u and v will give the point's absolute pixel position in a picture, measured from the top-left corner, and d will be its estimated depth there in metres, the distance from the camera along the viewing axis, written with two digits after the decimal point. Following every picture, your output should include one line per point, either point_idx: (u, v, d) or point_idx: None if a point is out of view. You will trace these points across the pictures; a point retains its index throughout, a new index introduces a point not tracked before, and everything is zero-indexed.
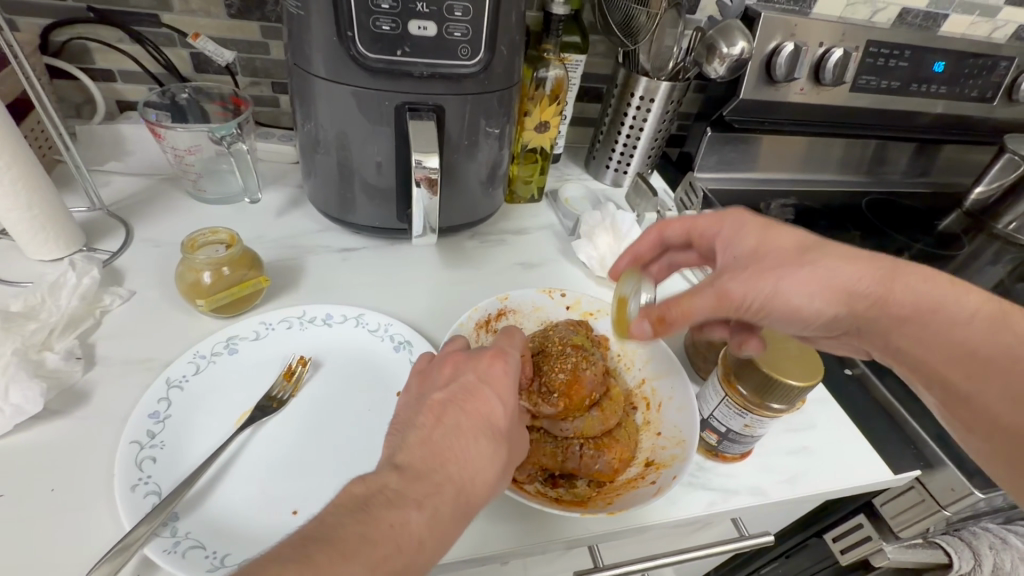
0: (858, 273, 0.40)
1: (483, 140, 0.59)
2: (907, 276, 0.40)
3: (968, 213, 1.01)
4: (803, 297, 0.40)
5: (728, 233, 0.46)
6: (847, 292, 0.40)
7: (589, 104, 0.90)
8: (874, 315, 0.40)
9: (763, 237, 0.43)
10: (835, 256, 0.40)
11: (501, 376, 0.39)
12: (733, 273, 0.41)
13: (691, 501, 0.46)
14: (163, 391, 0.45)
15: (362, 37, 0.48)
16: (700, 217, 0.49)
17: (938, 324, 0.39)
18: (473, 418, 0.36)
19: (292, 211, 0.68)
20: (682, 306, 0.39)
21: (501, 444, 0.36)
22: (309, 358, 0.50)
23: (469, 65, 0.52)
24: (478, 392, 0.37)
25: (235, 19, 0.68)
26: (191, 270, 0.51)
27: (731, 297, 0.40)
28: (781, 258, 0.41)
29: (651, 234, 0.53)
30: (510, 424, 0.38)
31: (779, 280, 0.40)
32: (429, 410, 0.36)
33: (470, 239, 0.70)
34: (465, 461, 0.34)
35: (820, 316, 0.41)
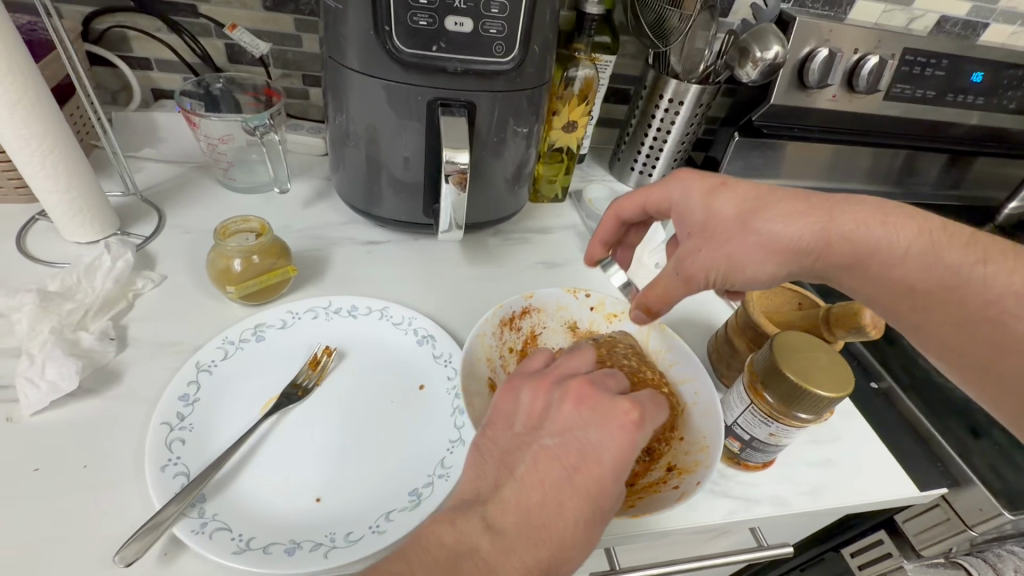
0: (797, 229, 0.40)
1: (511, 138, 0.59)
2: (843, 219, 0.39)
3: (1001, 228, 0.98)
4: (756, 263, 0.41)
5: (676, 195, 0.45)
6: (791, 247, 0.40)
7: (615, 105, 0.90)
8: (816, 265, 0.41)
9: (707, 204, 0.43)
10: (777, 214, 0.40)
11: (623, 447, 0.34)
12: (688, 249, 0.43)
13: (711, 508, 0.46)
14: (192, 374, 0.46)
15: (398, 32, 0.49)
16: (650, 189, 0.48)
17: (876, 262, 0.40)
18: (579, 494, 0.33)
19: (320, 202, 0.69)
20: (658, 293, 0.45)
21: (599, 525, 0.34)
22: (334, 348, 0.51)
23: (503, 62, 0.52)
24: (593, 462, 0.34)
25: (270, 11, 0.69)
26: (222, 256, 0.52)
27: (692, 276, 0.43)
28: (724, 226, 0.42)
29: (608, 220, 0.53)
30: (616, 501, 0.34)
31: (730, 254, 0.41)
32: (534, 466, 0.34)
33: (493, 236, 0.71)
34: (558, 543, 0.32)
35: (771, 279, 0.42)
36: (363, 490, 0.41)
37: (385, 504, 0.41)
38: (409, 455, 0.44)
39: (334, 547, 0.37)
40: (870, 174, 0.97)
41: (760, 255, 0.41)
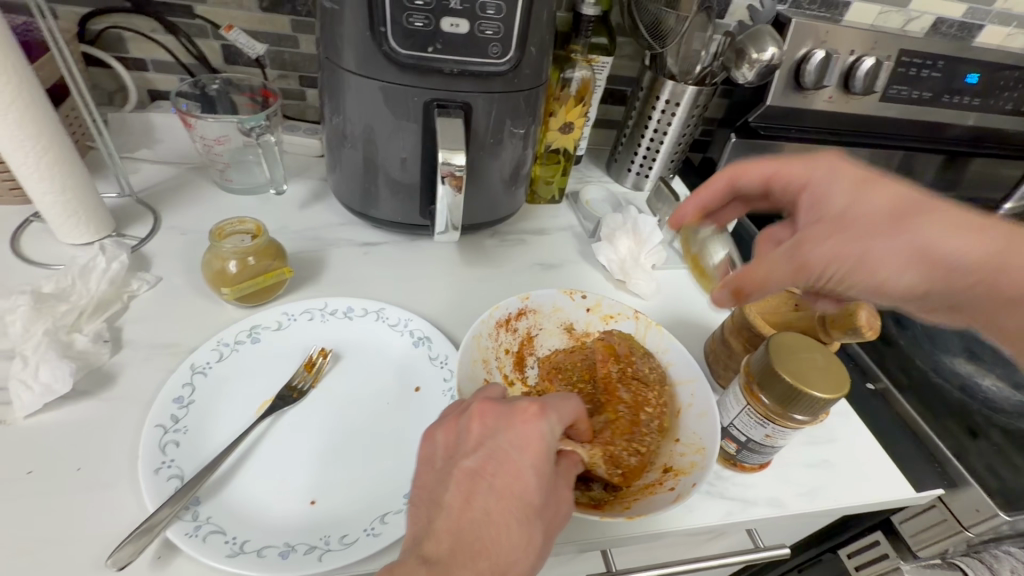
0: (965, 245, 0.37)
1: (508, 139, 0.59)
2: (1017, 251, 0.37)
3: None
4: (896, 264, 0.38)
5: (820, 180, 0.44)
6: (949, 263, 0.37)
7: (612, 106, 0.90)
8: (966, 290, 0.38)
9: (859, 195, 0.40)
10: (935, 222, 0.38)
11: (534, 442, 0.35)
12: (818, 235, 0.39)
13: (708, 510, 0.46)
14: (187, 376, 0.46)
15: (394, 33, 0.48)
16: (786, 165, 0.47)
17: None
18: (508, 500, 0.33)
19: (316, 203, 0.69)
20: (755, 279, 0.41)
21: (535, 524, 0.34)
22: (329, 350, 0.51)
23: (499, 63, 0.52)
24: (509, 460, 0.34)
25: (266, 12, 0.69)
26: (218, 258, 0.52)
27: (812, 261, 0.39)
28: (876, 220, 0.38)
29: (720, 179, 0.52)
30: (547, 493, 0.35)
31: (870, 249, 0.38)
32: (457, 486, 0.34)
33: (491, 237, 0.71)
34: (497, 553, 0.32)
35: (902, 288, 0.39)
36: (359, 493, 0.41)
37: (380, 507, 0.40)
38: (405, 458, 0.44)
39: (330, 550, 0.37)
40: (867, 175, 0.98)
41: (902, 258, 0.38)
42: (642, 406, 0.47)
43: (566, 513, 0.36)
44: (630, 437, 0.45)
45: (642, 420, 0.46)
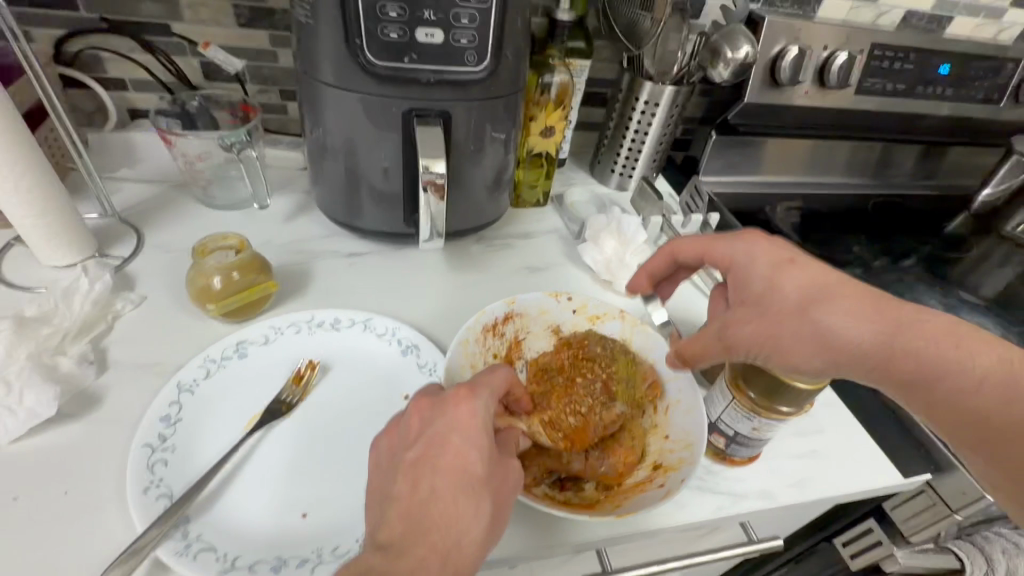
0: (859, 329, 0.38)
1: (488, 145, 0.60)
2: (909, 324, 0.38)
3: (976, 216, 1.00)
4: (801, 350, 0.40)
5: (741, 258, 0.45)
6: (846, 344, 0.38)
7: (593, 109, 0.91)
8: (871, 372, 0.39)
9: (769, 283, 0.42)
10: (841, 310, 0.39)
11: (467, 420, 0.37)
12: (737, 321, 0.43)
13: (700, 505, 0.46)
14: (174, 395, 0.46)
15: (370, 45, 0.49)
16: (713, 239, 0.48)
17: (934, 374, 0.37)
18: (451, 479, 0.35)
19: (301, 216, 0.69)
20: (694, 348, 0.45)
21: (483, 492, 0.35)
22: (317, 362, 0.51)
23: (475, 71, 0.52)
24: (447, 441, 0.36)
25: (244, 28, 0.70)
26: (201, 275, 0.52)
27: (733, 343, 0.42)
28: (782, 312, 0.41)
29: (662, 254, 0.53)
30: (490, 465, 0.36)
31: (780, 338, 0.40)
32: (401, 477, 0.35)
33: (476, 243, 0.71)
34: (449, 528, 0.33)
35: (813, 371, 0.40)
36: (349, 506, 0.41)
37: None
38: None
39: (322, 562, 0.37)
40: (849, 167, 1.01)
41: (809, 345, 0.39)
42: (581, 372, 0.50)
43: (515, 482, 0.38)
44: (568, 401, 0.47)
45: (580, 385, 0.49)
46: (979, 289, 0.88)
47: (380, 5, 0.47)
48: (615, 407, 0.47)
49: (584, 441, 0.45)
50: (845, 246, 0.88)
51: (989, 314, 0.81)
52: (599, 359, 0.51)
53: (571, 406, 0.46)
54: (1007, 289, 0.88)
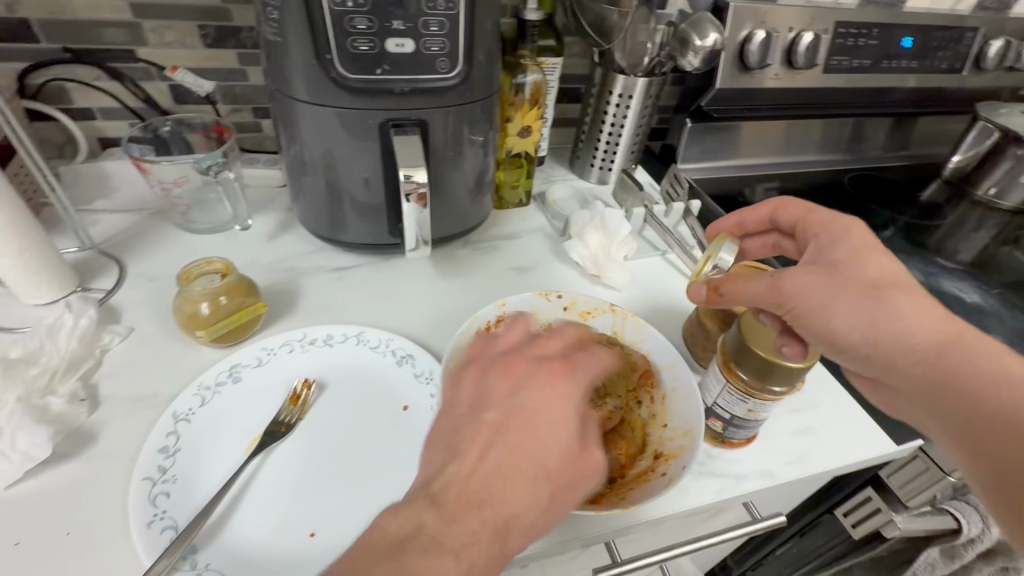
0: (918, 324, 0.39)
1: (468, 148, 0.60)
2: (968, 345, 0.39)
3: (948, 181, 1.04)
4: (846, 323, 0.40)
5: (839, 230, 0.45)
6: (897, 337, 0.40)
7: (568, 105, 0.91)
8: (913, 366, 0.39)
9: (853, 252, 0.42)
10: (907, 303, 0.40)
11: (556, 406, 0.39)
12: (800, 270, 0.42)
13: (703, 490, 0.47)
14: (170, 425, 0.45)
15: (341, 59, 0.49)
16: (819, 210, 0.49)
17: (976, 386, 0.38)
18: (524, 446, 0.37)
19: (285, 234, 0.68)
20: (734, 286, 0.45)
21: (544, 488, 0.36)
22: (313, 380, 0.50)
23: (448, 77, 0.52)
24: (534, 422, 0.38)
25: (211, 48, 0.69)
26: (188, 302, 0.51)
27: (781, 290, 0.42)
28: (855, 282, 0.40)
29: (764, 208, 0.54)
30: (565, 462, 0.37)
31: (829, 303, 0.40)
32: (480, 438, 0.37)
33: (463, 247, 0.71)
34: (512, 502, 0.35)
35: (850, 347, 0.41)
36: (357, 521, 0.41)
37: None
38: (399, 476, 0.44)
39: None
40: (823, 144, 1.03)
41: (858, 317, 0.40)
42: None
43: (590, 482, 0.38)
44: None
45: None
46: (959, 252, 0.90)
47: (348, 18, 0.47)
48: (608, 403, 0.48)
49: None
50: None
51: (969, 277, 0.83)
52: None
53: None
54: (983, 252, 0.90)
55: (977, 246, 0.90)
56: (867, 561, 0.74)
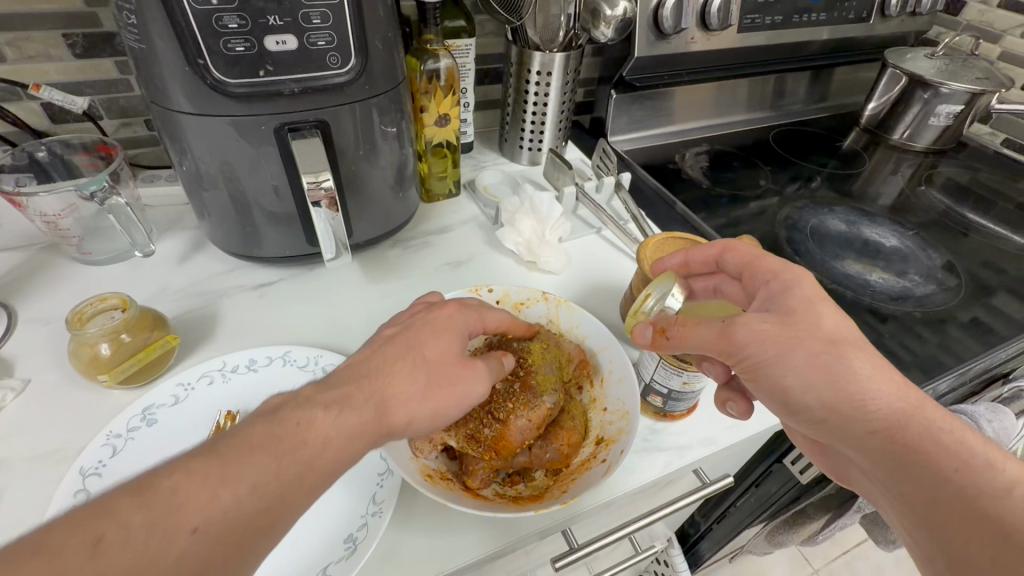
0: (879, 389, 0.36)
1: (381, 143, 0.57)
2: (931, 416, 0.35)
3: (866, 129, 1.08)
4: (798, 380, 0.37)
5: (788, 278, 0.42)
6: (857, 404, 0.36)
7: (491, 86, 0.88)
8: (869, 434, 0.35)
9: (809, 304, 0.39)
10: (865, 361, 0.37)
11: (442, 320, 0.42)
12: (752, 318, 0.39)
13: (649, 465, 0.47)
14: (78, 483, 0.41)
15: (217, 64, 0.44)
16: (769, 256, 0.46)
17: (935, 466, 0.34)
18: (410, 343, 0.39)
19: (196, 254, 0.64)
20: (685, 327, 0.41)
21: (421, 373, 0.38)
22: (237, 412, 0.47)
23: (343, 72, 0.49)
24: (422, 330, 0.40)
25: (83, 59, 0.62)
26: (85, 345, 0.47)
27: (734, 339, 0.39)
28: (812, 335, 0.38)
29: (713, 247, 0.50)
30: (444, 359, 0.39)
31: (781, 354, 0.38)
32: (374, 340, 0.40)
33: (393, 247, 0.68)
34: (390, 394, 0.36)
35: (803, 408, 0.38)
36: (295, 554, 0.39)
37: (321, 559, 0.39)
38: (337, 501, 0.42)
39: None
40: (748, 103, 1.04)
41: (814, 375, 0.37)
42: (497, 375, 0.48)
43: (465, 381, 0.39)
44: (485, 408, 0.45)
45: (496, 387, 0.46)
46: (880, 197, 0.94)
47: (216, 17, 0.42)
48: (545, 399, 0.46)
49: (507, 447, 0.43)
50: (754, 181, 0.91)
51: (889, 220, 0.87)
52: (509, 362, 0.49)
53: (490, 414, 0.45)
54: (900, 194, 0.94)
55: (894, 189, 0.95)
56: (816, 501, 0.78)
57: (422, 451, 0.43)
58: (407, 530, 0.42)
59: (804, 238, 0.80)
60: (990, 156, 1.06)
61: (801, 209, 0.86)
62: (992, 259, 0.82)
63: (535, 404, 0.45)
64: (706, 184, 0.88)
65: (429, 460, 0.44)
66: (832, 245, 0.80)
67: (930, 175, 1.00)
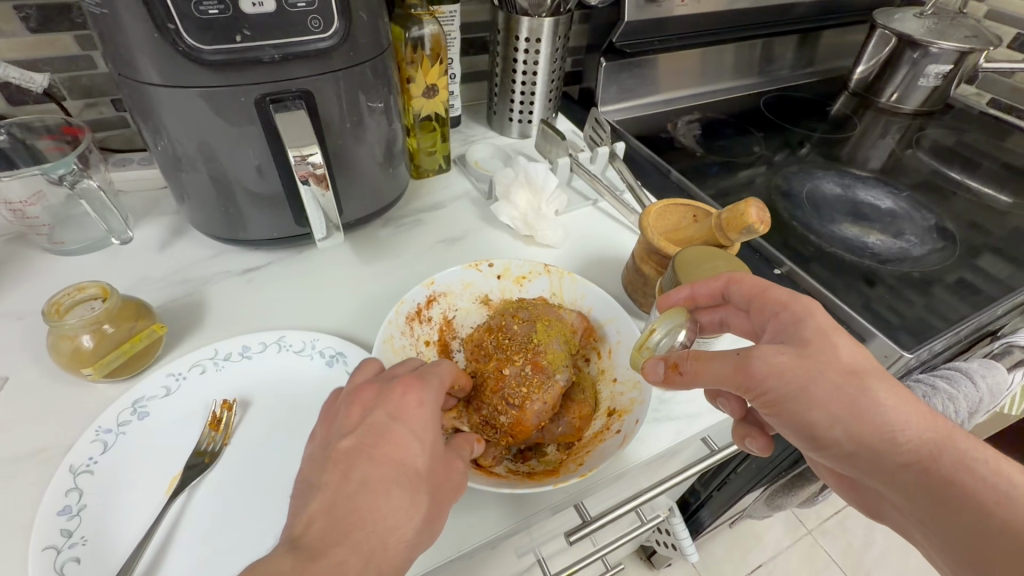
0: (907, 419, 0.33)
1: (368, 116, 0.54)
2: (963, 446, 0.32)
3: (854, 93, 1.07)
4: (824, 414, 0.34)
5: (799, 309, 0.39)
6: (887, 437, 0.33)
7: (476, 57, 0.85)
8: (900, 468, 0.33)
9: (823, 336, 0.36)
10: (888, 391, 0.34)
11: (413, 410, 0.36)
12: (769, 349, 0.36)
13: (660, 435, 0.47)
14: (69, 482, 0.39)
15: (189, 28, 0.41)
16: (778, 287, 0.41)
17: (975, 501, 0.31)
18: (386, 464, 0.33)
19: (178, 240, 0.61)
20: (699, 363, 0.38)
21: (418, 492, 0.33)
22: (234, 400, 0.45)
23: (326, 38, 0.45)
24: (391, 432, 0.34)
25: (39, 34, 0.58)
26: (65, 337, 0.44)
27: (751, 372, 0.35)
28: (833, 366, 0.34)
29: (719, 280, 0.44)
30: (432, 466, 0.35)
31: (806, 389, 0.34)
32: (334, 466, 0.33)
33: (384, 226, 0.66)
34: (366, 522, 0.31)
35: (831, 444, 0.34)
36: None
37: None
38: None
39: None
40: (736, 70, 1.02)
41: (839, 408, 0.33)
42: (508, 360, 0.46)
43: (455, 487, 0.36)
44: (499, 396, 0.44)
45: (508, 372, 0.45)
46: (870, 160, 0.94)
47: None
48: (558, 377, 0.45)
49: (523, 431, 0.43)
50: (747, 148, 0.90)
51: (881, 183, 0.87)
52: (515, 339, 0.48)
53: (505, 399, 0.43)
54: (891, 156, 0.94)
55: (885, 152, 0.95)
56: None
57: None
58: None
59: (799, 204, 0.79)
60: (976, 117, 1.07)
61: (794, 174, 0.86)
62: (981, 219, 0.83)
63: (548, 385, 0.44)
64: (699, 153, 0.87)
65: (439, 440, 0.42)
66: (827, 210, 0.79)
67: (918, 138, 1.00)
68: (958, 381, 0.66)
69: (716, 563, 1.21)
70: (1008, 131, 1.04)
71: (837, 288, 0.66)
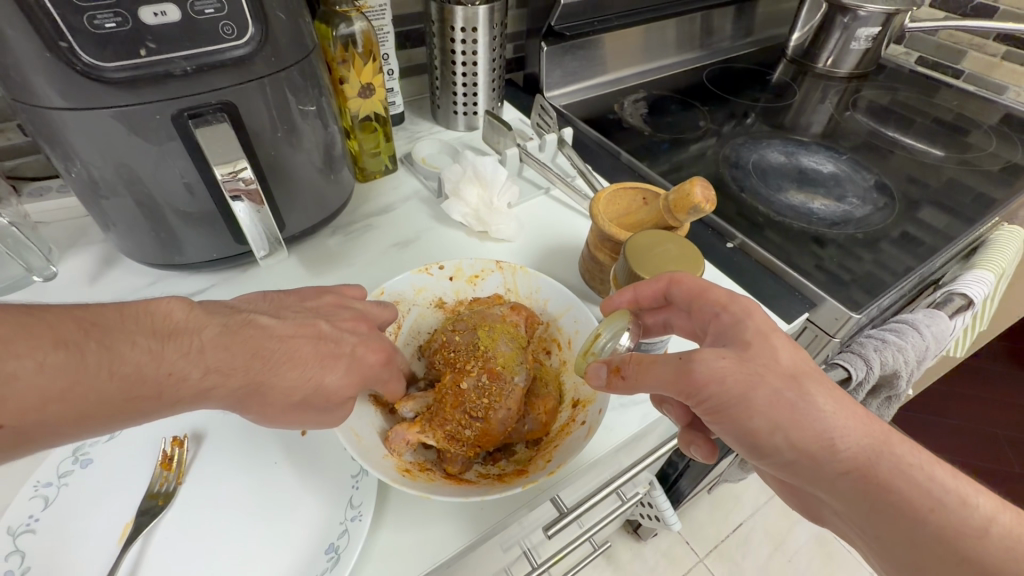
0: (845, 426, 0.34)
1: (301, 121, 0.51)
2: (901, 452, 0.33)
3: (793, 60, 1.10)
4: (765, 422, 0.34)
5: (738, 309, 0.39)
6: (825, 445, 0.34)
7: (414, 49, 0.83)
8: (842, 478, 0.33)
9: (762, 337, 0.37)
10: (826, 399, 0.35)
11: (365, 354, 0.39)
12: (711, 354, 0.36)
13: (627, 421, 0.47)
14: (8, 546, 0.36)
15: (84, 44, 0.38)
16: (715, 285, 0.42)
17: (910, 507, 0.32)
18: (323, 349, 0.37)
19: (109, 271, 0.57)
20: (641, 366, 0.38)
21: (300, 407, 0.36)
22: (185, 436, 0.43)
23: (241, 44, 0.43)
24: (336, 355, 0.38)
25: None
26: None
27: (693, 379, 0.35)
28: (774, 373, 0.35)
29: (658, 281, 0.44)
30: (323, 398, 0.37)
31: (749, 403, 0.34)
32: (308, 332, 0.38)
33: (332, 235, 0.63)
34: (273, 376, 0.35)
35: (773, 452, 0.35)
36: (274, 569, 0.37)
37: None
38: (312, 508, 0.40)
39: None
40: (678, 45, 1.03)
41: (780, 416, 0.34)
42: (463, 372, 0.46)
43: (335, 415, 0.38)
44: (461, 407, 0.43)
45: (467, 386, 0.44)
46: (813, 125, 0.96)
47: None
48: (517, 378, 0.45)
49: (491, 439, 0.43)
50: (694, 122, 0.91)
51: (823, 148, 0.89)
52: (466, 348, 0.47)
53: (467, 413, 0.43)
54: (831, 121, 0.97)
55: (824, 117, 0.97)
56: None
57: (398, 450, 0.41)
58: (391, 527, 0.40)
59: (747, 174, 0.81)
60: (907, 76, 1.11)
61: (741, 145, 0.87)
62: (916, 174, 0.86)
63: (509, 390, 0.44)
64: (648, 132, 0.87)
65: (405, 455, 0.41)
66: (773, 178, 0.81)
67: (855, 100, 1.03)
68: (906, 333, 0.69)
69: (700, 528, 1.25)
70: (937, 87, 1.08)
71: (787, 253, 0.67)
